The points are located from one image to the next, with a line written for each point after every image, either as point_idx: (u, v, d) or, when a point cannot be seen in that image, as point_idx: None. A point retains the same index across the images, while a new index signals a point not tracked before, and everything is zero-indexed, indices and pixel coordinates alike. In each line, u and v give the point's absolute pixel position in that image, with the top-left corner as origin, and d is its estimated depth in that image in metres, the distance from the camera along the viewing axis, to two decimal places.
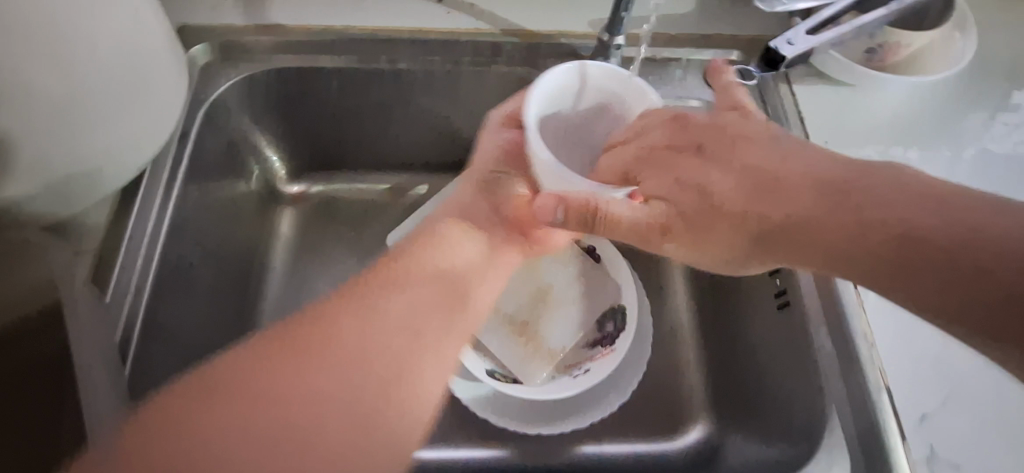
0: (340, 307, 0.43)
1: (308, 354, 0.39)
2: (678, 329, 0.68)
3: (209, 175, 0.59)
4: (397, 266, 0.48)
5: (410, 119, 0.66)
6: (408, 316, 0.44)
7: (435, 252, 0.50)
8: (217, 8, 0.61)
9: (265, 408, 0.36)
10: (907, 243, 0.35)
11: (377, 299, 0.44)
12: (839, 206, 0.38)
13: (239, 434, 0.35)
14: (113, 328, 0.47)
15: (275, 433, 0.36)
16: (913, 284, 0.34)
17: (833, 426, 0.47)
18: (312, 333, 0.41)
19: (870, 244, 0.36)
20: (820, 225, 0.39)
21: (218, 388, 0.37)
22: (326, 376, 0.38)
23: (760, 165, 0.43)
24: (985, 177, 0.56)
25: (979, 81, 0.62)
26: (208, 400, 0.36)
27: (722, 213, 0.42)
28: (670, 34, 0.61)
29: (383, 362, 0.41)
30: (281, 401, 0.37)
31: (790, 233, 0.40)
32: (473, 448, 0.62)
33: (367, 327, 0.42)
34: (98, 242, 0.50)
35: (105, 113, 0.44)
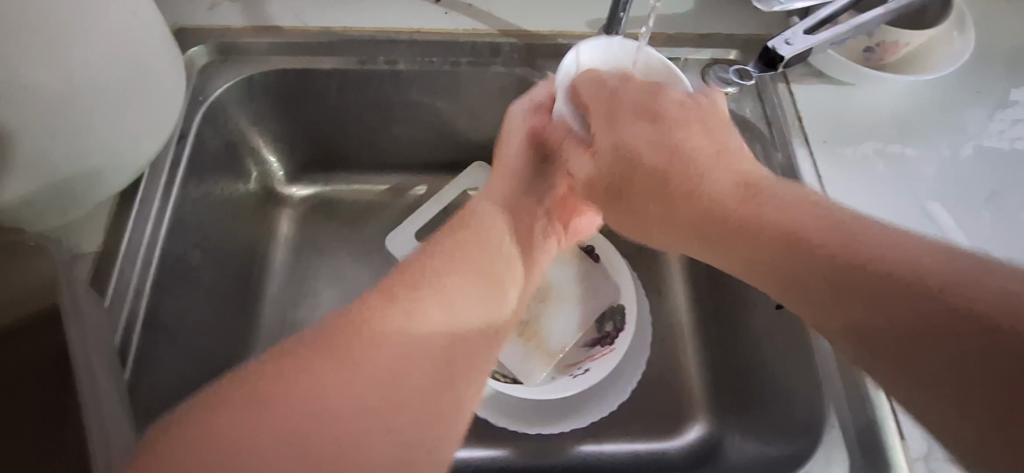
0: (387, 304, 0.41)
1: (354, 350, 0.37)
2: (677, 327, 0.68)
3: (208, 176, 0.59)
4: (435, 261, 0.46)
5: (408, 119, 0.66)
6: (451, 305, 0.43)
7: (473, 244, 0.48)
8: (215, 9, 0.61)
9: (308, 418, 0.33)
10: (854, 272, 0.32)
11: (416, 294, 0.42)
12: (794, 211, 0.37)
13: (281, 447, 0.31)
14: (114, 330, 0.47)
15: (310, 446, 0.32)
16: (868, 311, 0.31)
17: (831, 425, 0.47)
18: (352, 334, 0.38)
19: (808, 267, 0.34)
20: (757, 241, 0.37)
21: (248, 405, 0.33)
22: (375, 368, 0.37)
23: (738, 164, 0.42)
24: (982, 174, 0.56)
25: (977, 78, 0.62)
26: (237, 420, 0.31)
27: (688, 201, 0.41)
28: (669, 34, 0.60)
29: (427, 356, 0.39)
30: (327, 410, 0.33)
31: (734, 233, 0.39)
32: (473, 448, 0.62)
33: (415, 322, 0.40)
34: (97, 244, 0.50)
35: (103, 116, 0.44)
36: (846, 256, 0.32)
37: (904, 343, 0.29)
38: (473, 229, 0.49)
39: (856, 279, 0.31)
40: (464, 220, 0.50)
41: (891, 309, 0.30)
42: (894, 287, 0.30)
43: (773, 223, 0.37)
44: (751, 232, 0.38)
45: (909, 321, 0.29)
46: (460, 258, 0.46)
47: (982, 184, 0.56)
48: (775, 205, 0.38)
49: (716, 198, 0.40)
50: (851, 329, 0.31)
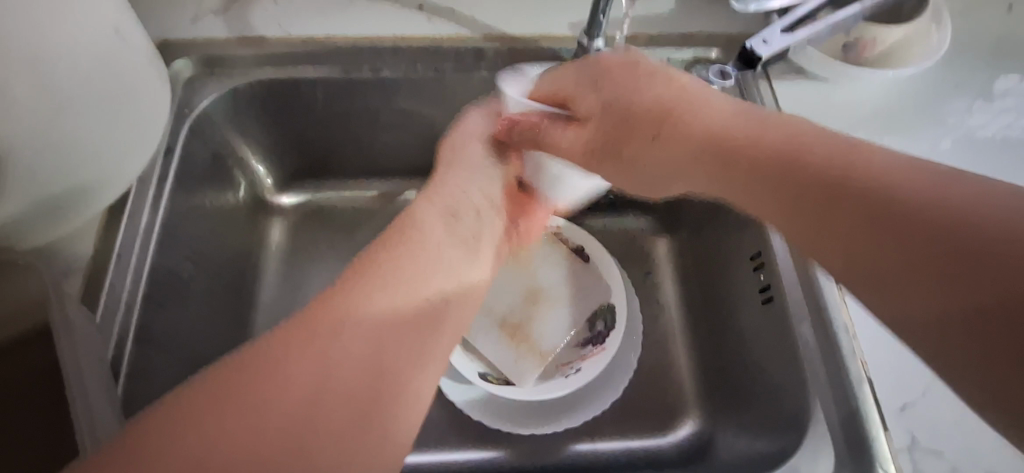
0: (361, 283, 0.38)
1: (309, 340, 0.33)
2: (667, 325, 0.68)
3: (197, 188, 0.59)
4: (386, 236, 0.42)
5: (396, 126, 0.67)
6: (410, 275, 0.39)
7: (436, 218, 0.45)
8: (198, 21, 0.61)
9: (269, 427, 0.30)
10: (973, 256, 0.28)
11: (363, 283, 0.38)
12: (909, 178, 0.31)
13: (259, 440, 0.29)
14: (106, 345, 0.47)
15: (290, 443, 0.30)
16: (948, 289, 0.28)
17: (817, 419, 0.48)
18: (315, 324, 0.34)
19: (912, 222, 0.30)
20: (806, 196, 0.35)
21: (211, 403, 0.30)
22: (325, 373, 0.32)
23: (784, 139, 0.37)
24: (961, 167, 0.57)
25: (955, 70, 0.63)
26: (222, 413, 0.29)
27: (743, 146, 0.39)
28: (650, 35, 0.61)
29: (383, 330, 0.36)
30: (296, 399, 0.31)
31: (788, 160, 0.36)
32: (469, 450, 0.63)
33: (389, 307, 0.37)
34: (86, 261, 0.50)
35: (86, 133, 0.44)
36: (900, 218, 0.30)
37: (953, 300, 0.28)
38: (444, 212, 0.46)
39: (926, 247, 0.29)
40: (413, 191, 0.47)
41: (955, 278, 0.28)
42: (943, 227, 0.29)
43: (818, 178, 0.34)
44: (782, 187, 0.36)
45: (930, 265, 0.29)
46: (413, 236, 0.42)
47: None
48: (801, 159, 0.36)
49: (742, 151, 0.39)
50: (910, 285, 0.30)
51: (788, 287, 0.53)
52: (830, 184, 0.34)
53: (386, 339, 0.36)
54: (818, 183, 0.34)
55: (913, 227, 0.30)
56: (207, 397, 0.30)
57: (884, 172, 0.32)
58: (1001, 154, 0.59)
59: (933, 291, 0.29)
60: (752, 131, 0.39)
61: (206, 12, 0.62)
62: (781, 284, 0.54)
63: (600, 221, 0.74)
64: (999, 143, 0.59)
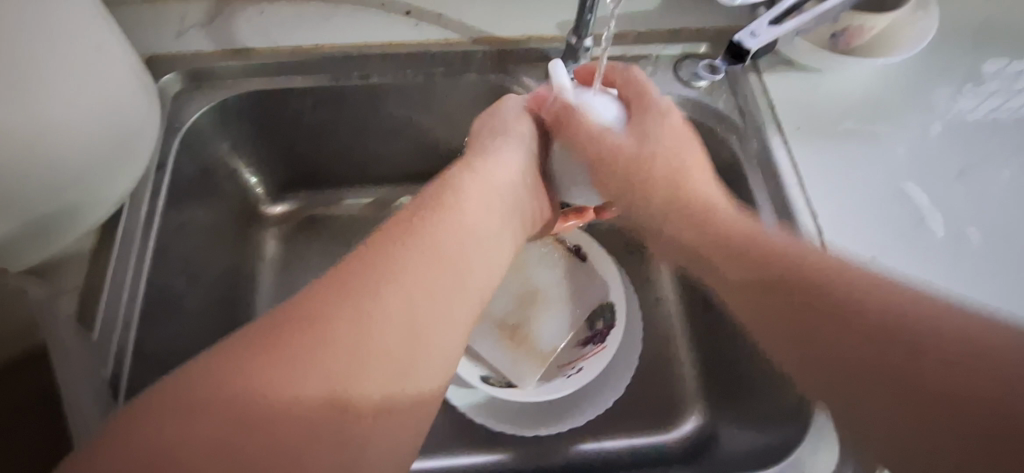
0: (371, 278, 0.37)
1: (337, 321, 0.35)
2: (667, 321, 0.69)
3: (189, 202, 0.58)
4: (370, 283, 0.37)
5: (387, 133, 0.66)
6: (371, 351, 0.35)
7: (411, 272, 0.38)
8: (184, 34, 0.61)
9: (249, 420, 0.31)
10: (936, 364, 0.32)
11: (384, 280, 0.37)
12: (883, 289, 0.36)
13: (243, 431, 0.30)
14: (104, 363, 0.47)
15: (281, 439, 0.31)
16: (903, 387, 0.32)
17: (820, 409, 0.48)
18: (331, 312, 0.35)
19: (883, 327, 0.34)
20: (776, 297, 0.39)
21: (229, 365, 0.32)
22: (339, 378, 0.33)
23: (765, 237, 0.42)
24: (953, 152, 0.57)
25: (944, 56, 0.63)
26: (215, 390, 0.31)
27: (745, 238, 0.43)
28: (638, 32, 0.61)
29: (328, 412, 0.32)
30: (288, 392, 0.32)
31: (765, 257, 0.41)
32: (472, 454, 0.62)
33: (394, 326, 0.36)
34: (79, 280, 0.50)
35: (74, 154, 0.44)
36: (893, 334, 0.34)
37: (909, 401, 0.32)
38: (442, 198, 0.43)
39: (893, 347, 0.33)
40: (431, 193, 0.44)
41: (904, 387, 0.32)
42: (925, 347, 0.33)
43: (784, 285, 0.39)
44: (781, 264, 0.40)
45: (909, 368, 0.32)
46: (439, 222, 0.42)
47: (953, 161, 0.57)
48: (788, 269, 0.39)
49: (756, 247, 0.42)
50: (861, 382, 0.34)
51: None
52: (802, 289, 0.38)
53: (311, 414, 0.32)
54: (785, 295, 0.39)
55: (866, 334, 0.35)
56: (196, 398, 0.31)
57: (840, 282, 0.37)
58: (992, 138, 0.59)
59: (887, 388, 0.33)
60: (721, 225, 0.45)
61: (191, 25, 0.61)
62: None
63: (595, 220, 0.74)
64: (990, 127, 0.59)
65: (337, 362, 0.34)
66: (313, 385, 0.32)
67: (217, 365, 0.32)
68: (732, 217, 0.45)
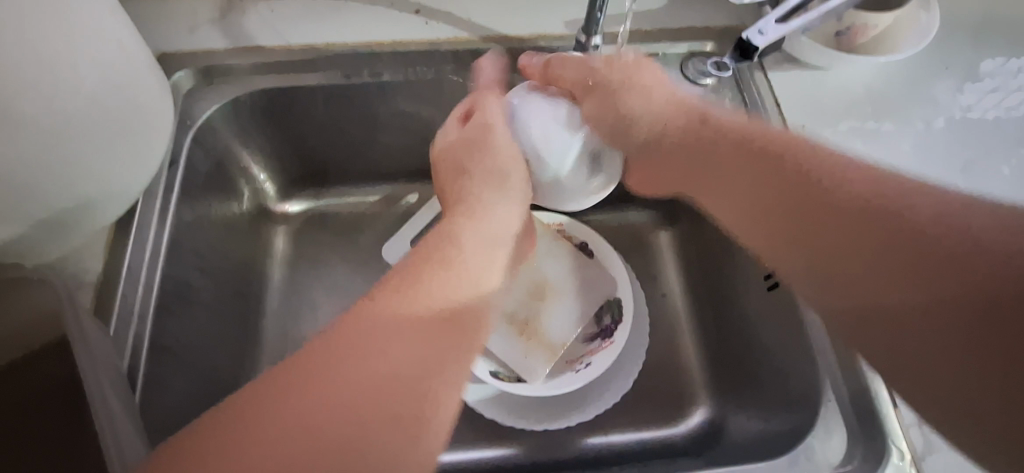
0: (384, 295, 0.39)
1: (364, 335, 0.36)
2: (673, 314, 0.69)
3: (201, 197, 0.59)
4: (388, 296, 0.39)
5: (397, 129, 0.67)
6: (390, 355, 0.35)
7: (415, 288, 0.40)
8: (195, 32, 0.61)
9: (312, 437, 0.31)
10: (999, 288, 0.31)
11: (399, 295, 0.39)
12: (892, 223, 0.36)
13: (311, 448, 0.31)
14: (121, 355, 0.47)
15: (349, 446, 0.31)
16: (931, 315, 0.33)
17: (828, 398, 0.48)
18: (351, 330, 0.36)
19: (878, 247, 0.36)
20: (767, 203, 0.43)
21: (284, 394, 0.32)
22: (385, 379, 0.34)
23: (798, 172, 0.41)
24: (954, 146, 0.59)
25: (945, 53, 0.64)
26: (282, 420, 0.31)
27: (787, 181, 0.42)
28: (645, 30, 0.62)
29: (379, 412, 0.33)
30: (341, 402, 0.32)
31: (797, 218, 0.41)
32: (482, 448, 0.63)
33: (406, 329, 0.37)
34: (96, 273, 0.50)
35: (92, 146, 0.44)
36: (898, 252, 0.35)
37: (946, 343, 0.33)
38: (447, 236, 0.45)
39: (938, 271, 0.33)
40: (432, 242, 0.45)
41: (939, 280, 0.33)
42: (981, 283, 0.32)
43: (810, 197, 0.40)
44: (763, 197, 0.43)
45: (961, 292, 0.32)
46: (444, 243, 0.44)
47: (953, 156, 0.58)
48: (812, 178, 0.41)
49: (772, 172, 0.43)
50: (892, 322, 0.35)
51: None
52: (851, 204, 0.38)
53: (349, 425, 0.32)
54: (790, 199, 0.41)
55: (900, 245, 0.35)
56: (257, 434, 0.30)
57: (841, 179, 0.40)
58: (992, 134, 0.60)
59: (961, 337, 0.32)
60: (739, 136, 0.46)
61: (202, 22, 0.62)
62: None
63: (602, 217, 0.75)
64: (990, 122, 0.60)
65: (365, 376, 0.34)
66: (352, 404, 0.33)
67: (254, 424, 0.31)
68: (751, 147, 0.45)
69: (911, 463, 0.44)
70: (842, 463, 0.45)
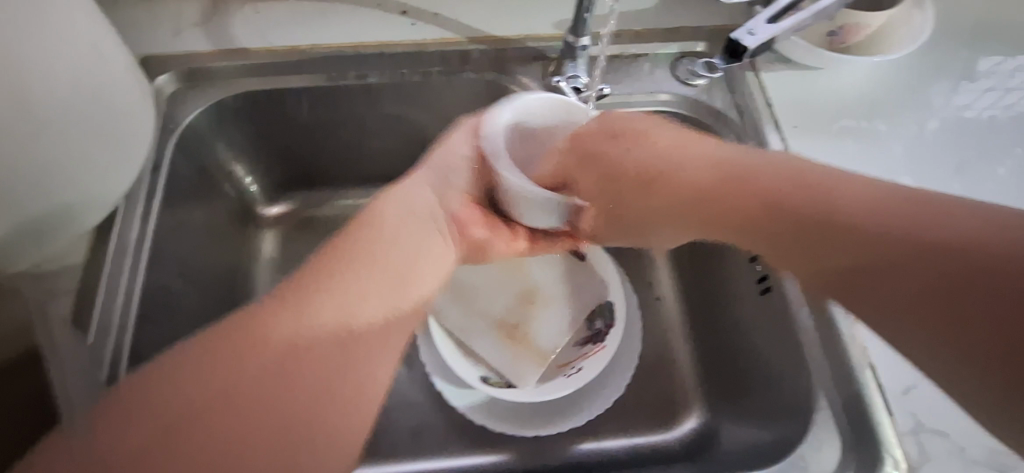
0: (322, 279, 0.43)
1: (282, 318, 0.41)
2: (666, 319, 0.69)
3: (184, 202, 0.58)
4: (324, 279, 0.43)
5: (385, 132, 0.66)
6: (331, 365, 0.41)
7: (367, 281, 0.44)
8: (179, 34, 0.60)
9: (253, 414, 0.38)
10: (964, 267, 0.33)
11: (337, 270, 0.44)
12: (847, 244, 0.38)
13: (259, 448, 0.37)
14: (99, 366, 0.46)
15: (289, 437, 0.38)
16: (916, 310, 0.35)
17: (821, 405, 0.47)
18: (252, 329, 0.40)
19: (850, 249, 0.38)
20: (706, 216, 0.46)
21: (212, 372, 0.38)
22: (316, 362, 0.40)
23: (751, 178, 0.44)
24: (950, 147, 0.58)
25: (939, 53, 0.63)
26: (206, 421, 0.37)
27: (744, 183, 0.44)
28: (634, 30, 0.61)
29: (292, 398, 0.39)
30: (280, 391, 0.39)
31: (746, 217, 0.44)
32: (471, 455, 0.62)
33: (344, 307, 0.42)
34: (75, 283, 0.49)
35: (68, 152, 0.43)
36: (875, 254, 0.37)
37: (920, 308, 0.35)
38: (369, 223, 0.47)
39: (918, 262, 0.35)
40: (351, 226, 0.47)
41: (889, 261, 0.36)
42: (955, 278, 0.33)
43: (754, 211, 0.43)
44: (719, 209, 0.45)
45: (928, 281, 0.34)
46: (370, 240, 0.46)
47: (949, 157, 0.57)
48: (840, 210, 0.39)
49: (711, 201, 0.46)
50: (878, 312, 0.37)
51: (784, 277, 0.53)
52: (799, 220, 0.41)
53: (288, 399, 0.39)
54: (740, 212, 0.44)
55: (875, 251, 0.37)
56: (182, 436, 0.36)
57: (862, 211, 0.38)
58: (987, 135, 0.59)
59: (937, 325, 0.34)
60: (766, 180, 0.43)
61: (186, 25, 0.61)
62: (776, 272, 0.53)
63: None
64: (984, 122, 0.60)
65: (274, 363, 0.39)
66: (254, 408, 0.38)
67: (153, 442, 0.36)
68: (726, 165, 0.46)
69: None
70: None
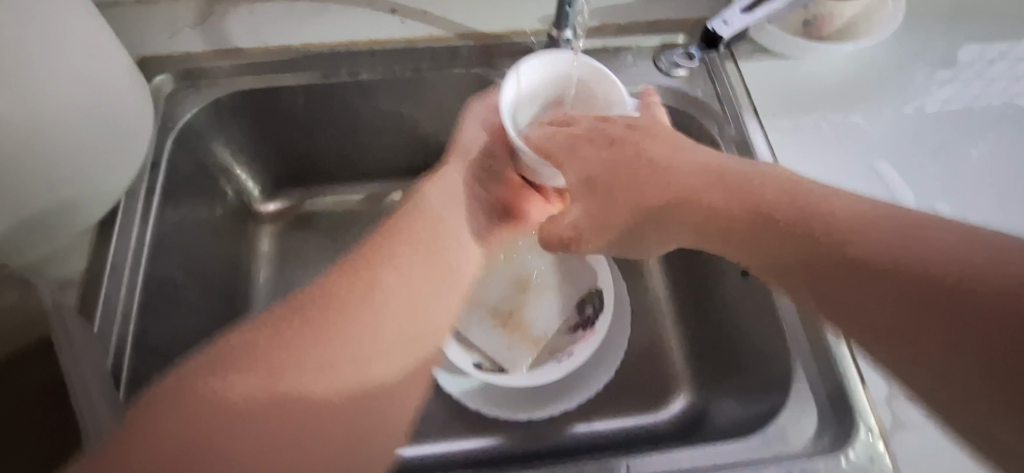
0: (362, 281, 0.45)
1: (330, 316, 0.42)
2: (655, 305, 0.70)
3: (183, 199, 0.60)
4: (367, 281, 0.45)
5: (378, 127, 0.68)
6: (374, 354, 0.42)
7: (410, 285, 0.47)
8: (175, 36, 0.62)
9: (289, 407, 0.37)
10: (994, 316, 0.28)
11: (380, 278, 0.46)
12: (907, 246, 0.31)
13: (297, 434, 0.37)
14: (105, 355, 0.48)
15: (318, 427, 0.38)
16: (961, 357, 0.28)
17: (801, 379, 0.49)
18: (305, 325, 0.41)
19: (879, 269, 0.32)
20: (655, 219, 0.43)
21: (251, 361, 0.38)
22: (361, 362, 0.41)
23: (674, 182, 0.42)
24: (925, 132, 0.60)
25: (913, 40, 0.65)
26: (245, 401, 0.37)
27: (660, 191, 0.42)
28: (617, 24, 0.63)
29: (333, 395, 0.39)
30: (323, 385, 0.39)
31: (716, 223, 0.40)
32: (467, 439, 0.64)
33: (391, 312, 0.44)
34: (79, 276, 0.51)
35: (72, 149, 0.45)
36: (931, 289, 0.30)
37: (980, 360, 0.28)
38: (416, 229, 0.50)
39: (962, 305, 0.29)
40: (398, 227, 0.50)
41: (939, 283, 0.30)
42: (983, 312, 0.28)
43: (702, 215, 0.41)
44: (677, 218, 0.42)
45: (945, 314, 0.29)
46: (413, 250, 0.49)
47: (925, 140, 0.59)
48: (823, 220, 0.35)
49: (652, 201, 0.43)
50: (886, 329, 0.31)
51: None
52: (816, 223, 0.35)
53: (330, 393, 0.39)
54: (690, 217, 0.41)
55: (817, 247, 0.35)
56: (213, 408, 0.36)
57: (868, 224, 0.33)
58: (960, 119, 0.61)
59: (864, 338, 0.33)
60: (759, 192, 0.39)
61: (182, 26, 0.63)
62: None
63: None
64: (957, 106, 0.62)
65: (338, 365, 0.40)
66: (323, 387, 0.39)
67: (185, 407, 0.36)
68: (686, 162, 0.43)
69: (879, 438, 0.46)
70: (813, 441, 0.46)
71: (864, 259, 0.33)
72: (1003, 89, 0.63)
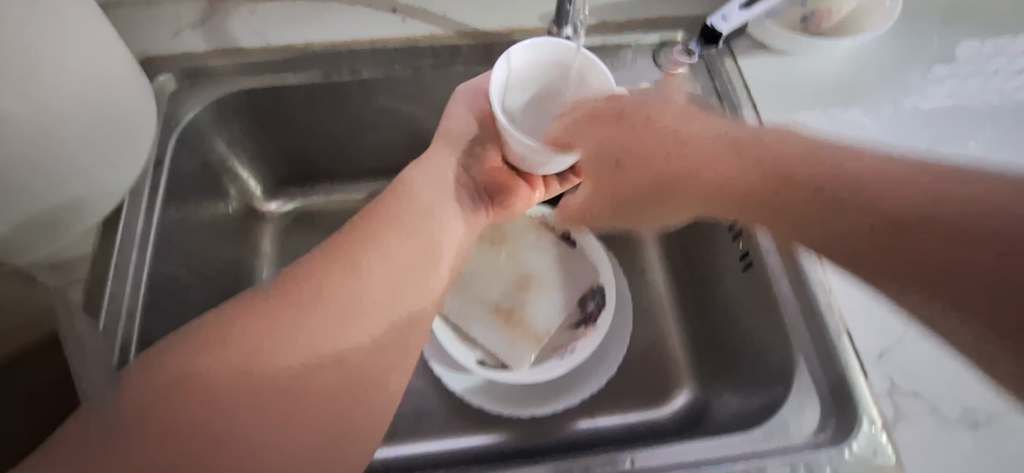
0: (322, 268, 0.50)
1: (318, 284, 0.49)
2: (656, 301, 0.71)
3: (187, 198, 0.60)
4: (353, 253, 0.52)
5: (379, 126, 0.68)
6: (359, 317, 0.49)
7: (369, 268, 0.51)
8: (178, 35, 0.62)
9: (264, 393, 0.44)
10: (985, 242, 0.32)
11: (358, 253, 0.51)
12: (936, 189, 0.35)
13: (280, 422, 0.44)
14: (112, 352, 0.49)
15: (233, 422, 0.43)
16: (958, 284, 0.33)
17: (802, 372, 0.50)
18: (288, 304, 0.48)
19: (866, 216, 0.37)
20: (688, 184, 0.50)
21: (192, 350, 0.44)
22: (262, 376, 0.45)
23: (691, 152, 0.49)
24: (923, 126, 0.60)
25: (911, 35, 0.66)
26: (204, 390, 0.43)
27: (728, 153, 0.47)
28: (617, 21, 0.63)
29: (324, 385, 0.46)
30: (262, 374, 0.45)
31: (734, 187, 0.46)
32: (470, 436, 0.64)
33: (380, 284, 0.51)
34: (84, 275, 0.51)
35: (76, 148, 0.45)
36: (934, 237, 0.34)
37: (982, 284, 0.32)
38: (390, 216, 0.54)
39: (947, 232, 0.33)
40: (383, 204, 0.55)
41: (925, 216, 0.34)
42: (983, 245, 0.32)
43: (720, 178, 0.47)
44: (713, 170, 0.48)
45: (955, 249, 0.33)
46: (397, 227, 0.54)
47: (922, 134, 0.60)
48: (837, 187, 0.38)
49: (684, 178, 0.50)
50: (897, 263, 0.35)
51: (766, 253, 0.54)
52: (821, 177, 0.40)
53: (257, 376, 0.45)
54: (721, 190, 0.47)
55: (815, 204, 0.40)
56: (160, 425, 0.41)
57: (879, 176, 0.37)
58: (958, 113, 0.61)
59: (878, 277, 0.37)
60: (778, 150, 0.43)
61: (185, 25, 0.63)
62: (758, 249, 0.55)
63: None
64: (953, 100, 0.62)
65: (299, 354, 0.46)
66: (287, 365, 0.45)
67: (161, 400, 0.42)
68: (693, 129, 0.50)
69: (881, 430, 0.46)
70: (815, 434, 0.46)
71: (845, 204, 0.38)
72: (1001, 82, 0.63)
